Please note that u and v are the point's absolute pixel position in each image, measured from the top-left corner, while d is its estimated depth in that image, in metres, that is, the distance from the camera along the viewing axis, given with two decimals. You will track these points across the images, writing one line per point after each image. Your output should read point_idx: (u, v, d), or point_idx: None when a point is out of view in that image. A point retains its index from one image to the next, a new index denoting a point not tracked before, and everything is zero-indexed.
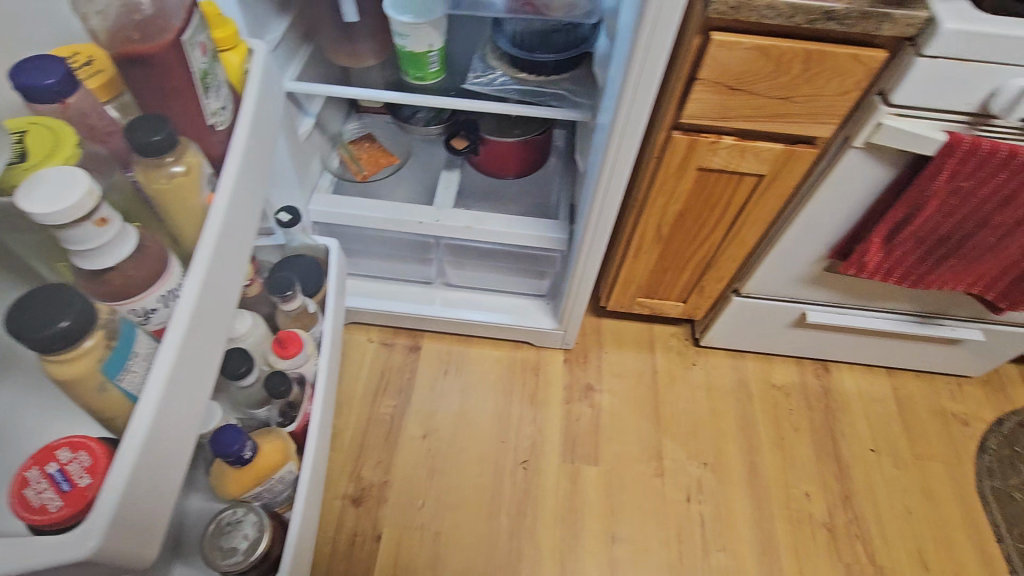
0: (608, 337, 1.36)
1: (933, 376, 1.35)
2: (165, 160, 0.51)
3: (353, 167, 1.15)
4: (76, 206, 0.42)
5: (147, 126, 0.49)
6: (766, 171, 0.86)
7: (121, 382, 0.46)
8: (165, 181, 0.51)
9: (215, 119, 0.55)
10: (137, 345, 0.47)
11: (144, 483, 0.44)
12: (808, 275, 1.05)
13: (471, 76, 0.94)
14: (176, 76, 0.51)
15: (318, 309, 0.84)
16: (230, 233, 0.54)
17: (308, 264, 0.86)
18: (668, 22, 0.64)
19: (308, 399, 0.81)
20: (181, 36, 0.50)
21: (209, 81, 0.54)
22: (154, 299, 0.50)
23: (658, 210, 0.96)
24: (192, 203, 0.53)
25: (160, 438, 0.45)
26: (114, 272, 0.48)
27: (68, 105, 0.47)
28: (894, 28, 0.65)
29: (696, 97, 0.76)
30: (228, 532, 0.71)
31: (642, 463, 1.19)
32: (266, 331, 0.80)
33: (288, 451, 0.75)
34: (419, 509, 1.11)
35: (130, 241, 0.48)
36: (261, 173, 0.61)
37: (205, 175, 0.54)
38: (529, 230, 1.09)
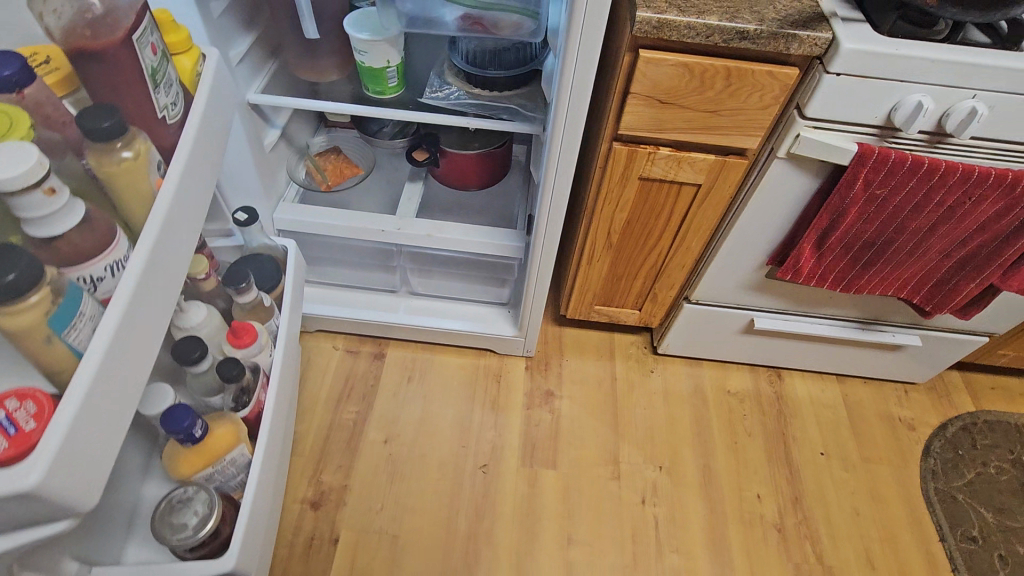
0: (570, 345, 1.40)
1: (881, 383, 1.40)
2: (114, 145, 0.56)
3: (318, 178, 1.19)
4: (29, 171, 0.46)
5: (97, 114, 0.54)
6: (702, 181, 0.92)
7: (66, 338, 0.50)
8: (114, 165, 0.56)
9: (165, 113, 0.61)
10: (81, 306, 0.51)
11: (88, 428, 0.47)
12: (751, 282, 1.10)
13: (429, 91, 0.99)
14: (127, 72, 0.56)
15: (273, 303, 0.89)
16: (179, 213, 0.59)
17: (265, 259, 0.91)
18: (593, 39, 0.71)
19: (261, 386, 0.83)
20: (131, 34, 0.55)
21: (158, 79, 0.59)
22: (101, 267, 0.54)
23: (606, 219, 1.02)
24: (141, 187, 0.58)
25: (105, 388, 0.49)
26: (62, 240, 0.52)
27: (25, 95, 0.51)
28: (802, 47, 0.72)
29: (631, 110, 0.81)
30: (179, 509, 0.74)
31: (600, 466, 1.22)
32: (221, 322, 0.83)
33: (239, 435, 0.78)
34: (377, 513, 1.12)
35: (78, 211, 0.52)
36: (212, 165, 0.66)
37: (154, 161, 0.59)
38: (486, 238, 1.13)
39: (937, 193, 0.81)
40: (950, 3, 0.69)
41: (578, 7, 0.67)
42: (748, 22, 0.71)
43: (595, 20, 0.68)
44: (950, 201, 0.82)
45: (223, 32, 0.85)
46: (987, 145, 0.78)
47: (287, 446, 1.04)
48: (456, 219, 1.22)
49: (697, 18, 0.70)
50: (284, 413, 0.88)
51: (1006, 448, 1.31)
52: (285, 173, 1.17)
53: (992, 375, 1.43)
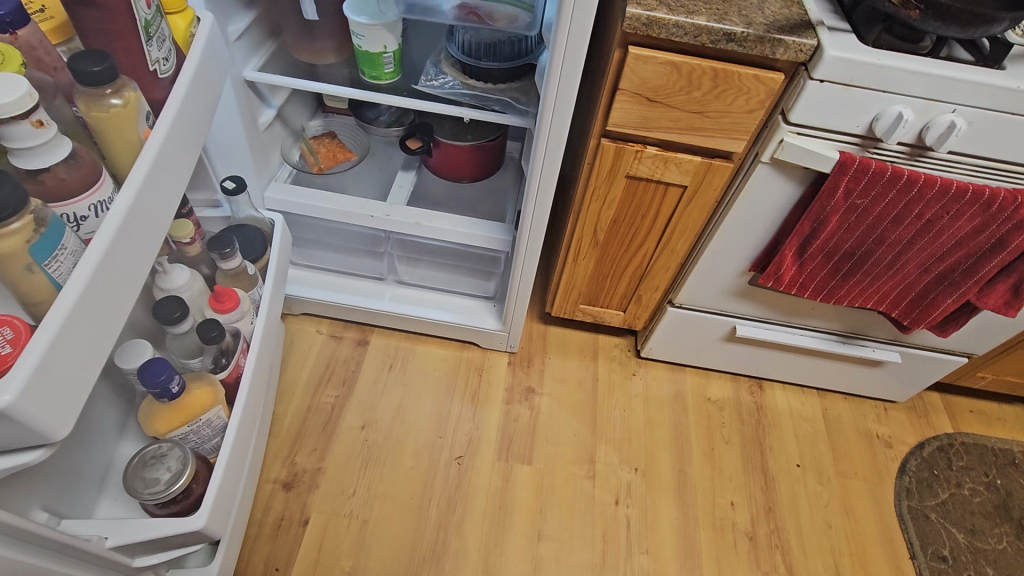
0: (554, 343, 1.40)
1: (861, 400, 1.41)
2: (104, 92, 0.57)
3: (311, 160, 1.21)
4: (16, 102, 0.47)
5: (88, 59, 0.55)
6: (688, 183, 0.93)
7: (46, 268, 0.51)
8: (104, 111, 0.57)
9: (157, 66, 0.63)
10: (63, 239, 0.53)
11: (64, 354, 0.48)
12: (734, 288, 1.11)
13: (423, 79, 1.02)
14: (119, 20, 0.57)
15: (257, 273, 0.89)
16: (166, 162, 0.61)
17: (252, 231, 0.92)
18: (581, 37, 0.72)
19: (241, 351, 0.83)
20: None
21: (151, 31, 0.61)
22: (85, 206, 0.56)
23: (593, 216, 1.03)
24: (129, 134, 0.60)
25: (84, 318, 0.50)
26: (47, 174, 0.53)
27: (18, 36, 0.53)
28: (788, 52, 0.73)
29: (619, 106, 0.83)
30: (152, 464, 0.75)
31: (575, 465, 1.22)
32: (204, 287, 0.84)
33: (218, 397, 0.78)
34: (348, 497, 1.12)
35: (65, 148, 0.53)
36: (201, 122, 0.68)
37: (142, 111, 0.61)
38: (475, 229, 1.15)
39: (916, 206, 0.82)
40: (933, 17, 0.70)
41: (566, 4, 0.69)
42: (735, 24, 0.72)
43: (583, 17, 0.70)
44: (928, 213, 0.83)
45: (222, 9, 0.87)
46: (967, 162, 0.80)
47: (263, 424, 1.04)
48: (446, 210, 1.23)
49: (686, 18, 0.72)
50: (262, 385, 0.89)
51: (981, 471, 1.32)
52: (278, 154, 1.19)
53: (972, 398, 1.43)
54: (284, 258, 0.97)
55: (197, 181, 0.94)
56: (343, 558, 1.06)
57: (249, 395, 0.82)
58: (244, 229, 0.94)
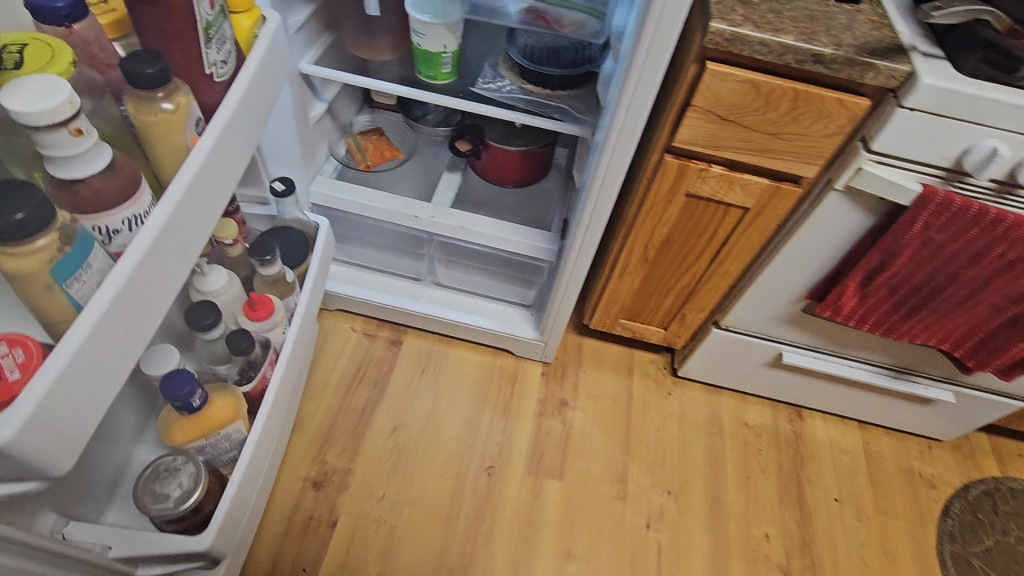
0: (589, 356, 1.37)
1: (904, 436, 1.35)
2: (156, 95, 0.55)
3: (359, 156, 1.20)
4: (55, 109, 0.45)
5: (143, 59, 0.54)
6: (751, 205, 0.90)
7: (67, 289, 0.49)
8: (154, 115, 0.55)
9: (214, 69, 0.61)
10: (89, 257, 0.51)
11: (76, 382, 0.47)
12: (786, 315, 1.07)
13: (481, 82, 0.99)
14: (180, 20, 0.56)
15: (295, 280, 0.88)
16: (208, 176, 0.59)
17: (295, 235, 0.91)
18: (659, 54, 0.69)
19: (268, 363, 0.81)
20: None
21: (212, 33, 0.59)
22: (118, 220, 0.54)
23: (646, 231, 1.00)
24: (176, 139, 0.58)
25: (99, 345, 0.48)
26: (83, 185, 0.51)
27: (73, 31, 0.53)
28: (878, 77, 0.69)
29: (688, 123, 0.80)
30: (164, 478, 0.73)
31: (606, 484, 1.19)
32: (239, 292, 0.82)
33: (239, 410, 0.77)
34: (377, 501, 1.11)
35: (103, 158, 0.52)
36: (251, 132, 0.66)
37: (193, 117, 0.59)
38: (519, 236, 1.13)
39: (998, 245, 0.78)
40: None
41: (649, 18, 0.66)
42: (824, 45, 0.68)
43: (665, 33, 0.67)
44: (1011, 254, 0.78)
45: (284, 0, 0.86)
46: None
47: (288, 424, 1.03)
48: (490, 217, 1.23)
49: (772, 35, 0.68)
50: (285, 398, 0.87)
51: None
52: (325, 148, 1.17)
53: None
54: (325, 261, 0.95)
55: (249, 175, 0.93)
56: (369, 563, 1.05)
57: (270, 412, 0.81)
58: (289, 232, 0.92)
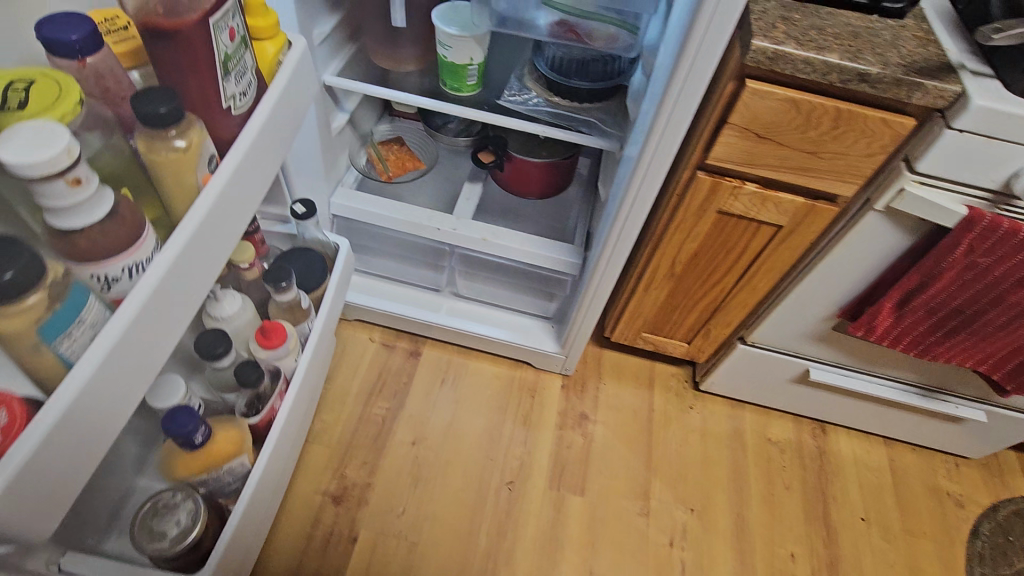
0: (608, 367, 1.36)
1: (931, 453, 1.32)
2: (168, 133, 0.53)
3: (379, 167, 1.18)
4: (50, 161, 0.42)
5: (155, 98, 0.51)
6: (785, 223, 0.88)
7: (57, 347, 0.47)
8: (166, 153, 0.53)
9: (231, 103, 0.59)
10: (83, 312, 0.48)
11: (68, 437, 0.45)
12: (815, 333, 1.04)
13: (507, 94, 0.98)
14: (199, 53, 0.53)
15: (311, 306, 0.86)
16: (219, 216, 0.57)
17: (313, 257, 0.89)
18: (700, 76, 0.68)
19: (277, 394, 0.80)
20: (210, 18, 0.52)
21: (230, 66, 0.57)
22: (118, 268, 0.51)
23: (675, 247, 0.98)
24: (186, 179, 0.55)
25: (85, 409, 0.47)
26: (80, 235, 0.48)
27: (86, 64, 0.49)
28: (926, 97, 0.67)
29: (723, 140, 0.78)
30: (163, 515, 0.72)
31: (628, 500, 1.18)
32: (252, 317, 0.80)
33: (243, 444, 0.76)
34: (398, 516, 1.10)
35: (104, 206, 0.49)
36: (268, 166, 0.64)
37: (206, 155, 0.56)
38: (542, 249, 1.11)
39: None
40: None
41: (692, 40, 0.64)
42: (870, 63, 0.66)
43: (707, 55, 0.65)
44: None
45: (309, 11, 0.85)
46: None
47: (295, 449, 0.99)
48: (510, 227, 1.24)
49: (817, 54, 0.66)
50: (294, 423, 0.86)
51: None
52: (346, 158, 1.16)
53: None
54: (343, 282, 0.93)
55: (272, 194, 0.91)
56: None
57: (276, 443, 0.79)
58: (307, 254, 0.91)
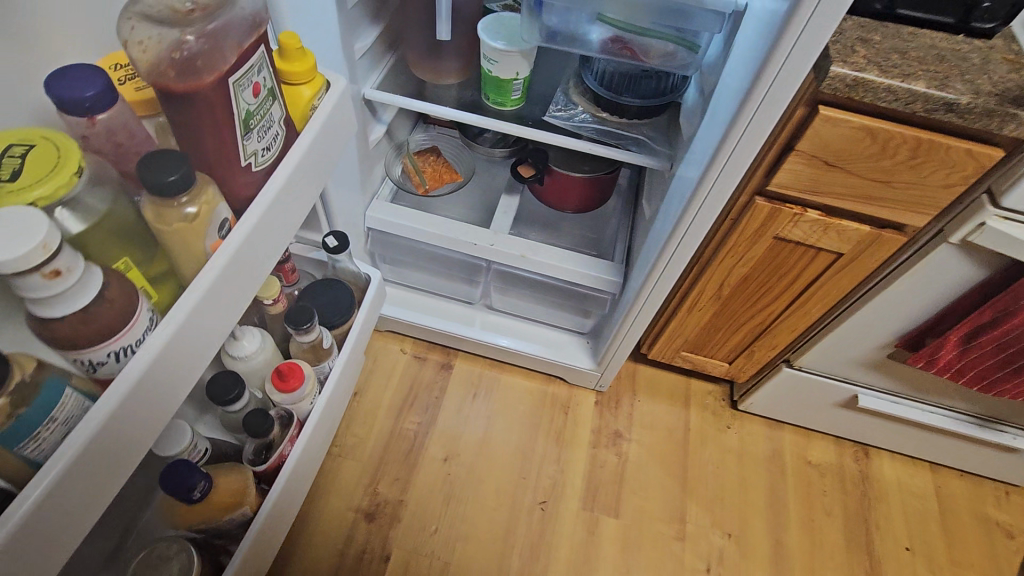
0: (643, 384, 1.32)
1: (979, 480, 1.27)
2: (179, 199, 0.48)
3: (415, 179, 1.14)
4: (21, 259, 0.37)
5: (165, 165, 0.46)
6: (846, 251, 0.83)
7: (21, 451, 0.43)
8: (175, 222, 0.48)
9: (251, 159, 0.53)
10: (56, 407, 0.44)
11: (43, 528, 0.41)
12: (868, 360, 1.00)
13: (552, 109, 0.94)
14: (219, 113, 0.48)
15: (333, 345, 0.76)
16: (233, 275, 0.52)
17: (340, 292, 0.80)
18: (776, 105, 0.64)
19: (288, 440, 0.73)
20: (230, 76, 0.48)
21: (251, 122, 0.52)
22: (105, 353, 0.45)
23: (726, 271, 0.94)
24: (194, 247, 0.50)
25: (61, 502, 0.42)
26: (60, 323, 0.43)
27: (97, 121, 0.46)
28: (1019, 129, 0.61)
29: (787, 167, 0.73)
30: (154, 568, 0.67)
31: (664, 523, 1.15)
32: (273, 354, 0.73)
33: (246, 495, 0.70)
34: (430, 535, 1.09)
35: (88, 296, 0.43)
36: (295, 215, 0.59)
37: (218, 220, 0.51)
38: (581, 267, 1.08)
39: None
40: None
41: (768, 69, 0.61)
42: (959, 92, 0.61)
43: (787, 83, 0.61)
44: None
45: (351, 24, 0.82)
46: None
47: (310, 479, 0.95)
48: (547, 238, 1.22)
49: (901, 82, 0.61)
50: (309, 459, 0.79)
51: None
52: (381, 169, 1.13)
53: None
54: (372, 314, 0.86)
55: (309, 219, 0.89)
56: None
57: (279, 494, 0.72)
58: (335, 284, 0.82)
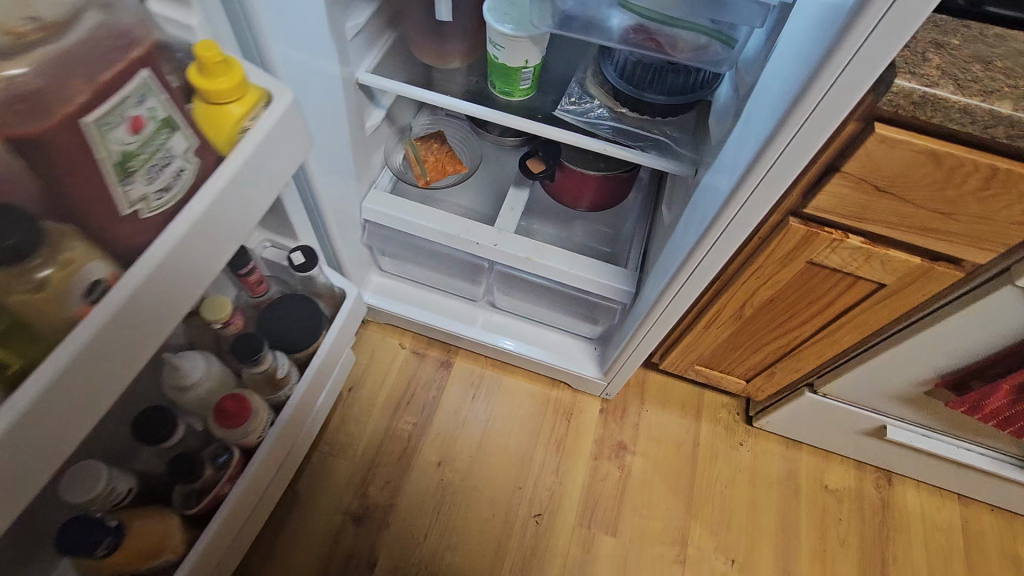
0: (652, 392, 1.25)
1: (1012, 517, 1.18)
2: (30, 263, 0.42)
3: (416, 169, 1.06)
4: None
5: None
6: (890, 282, 0.73)
7: None
8: (24, 291, 0.42)
9: (137, 206, 0.45)
10: None
11: None
12: (901, 394, 0.91)
13: (564, 102, 0.85)
14: (76, 160, 0.41)
15: (290, 371, 0.72)
16: (162, 280, 0.47)
17: (312, 313, 0.74)
18: (829, 121, 0.53)
19: (227, 479, 0.67)
20: (85, 115, 0.40)
21: (131, 165, 0.43)
22: None
23: (749, 292, 0.85)
24: (55, 319, 0.43)
25: None
26: None
27: None
28: None
29: (829, 190, 0.63)
30: None
31: (664, 545, 1.09)
32: (220, 381, 0.68)
33: (169, 541, 0.63)
34: (419, 543, 1.06)
35: None
36: (221, 249, 0.52)
37: (91, 283, 0.45)
38: (592, 275, 0.99)
39: None
40: None
41: (819, 82, 0.50)
42: None
43: (843, 98, 0.51)
44: None
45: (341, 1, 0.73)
46: None
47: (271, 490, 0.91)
48: (557, 233, 1.14)
49: (981, 101, 0.50)
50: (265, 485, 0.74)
51: None
52: (380, 156, 1.06)
53: None
54: (344, 335, 0.82)
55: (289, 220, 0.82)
56: None
57: (216, 533, 0.65)
58: (304, 304, 0.75)
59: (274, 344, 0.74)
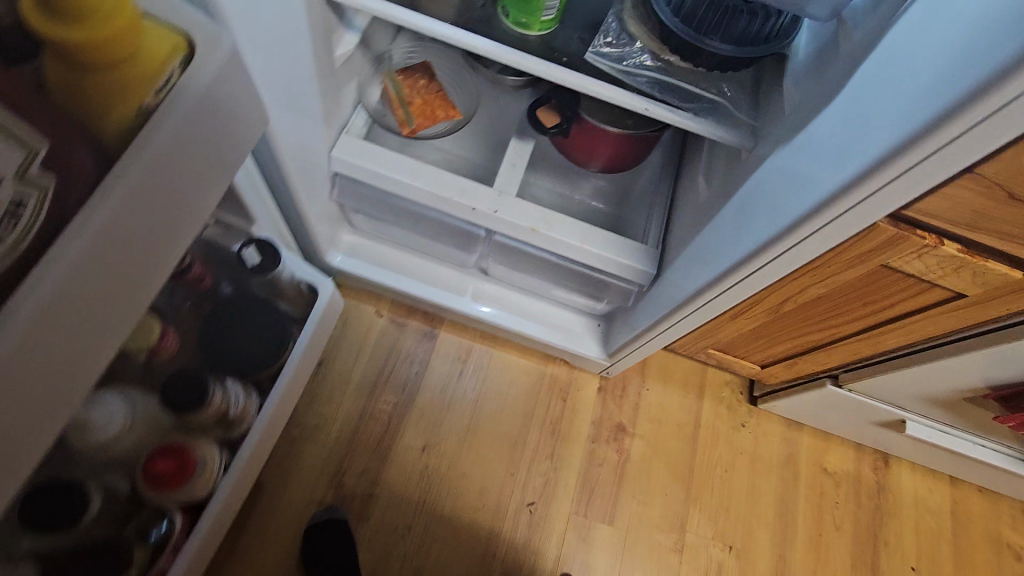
0: (654, 368, 1.16)
1: (998, 496, 1.18)
2: None
3: (397, 113, 0.87)
4: None
5: None
6: (972, 293, 0.62)
7: None
8: None
9: None
10: None
11: None
12: (938, 397, 0.83)
13: (596, 42, 0.66)
14: None
15: (247, 399, 0.70)
16: (32, 352, 0.32)
17: (273, 324, 0.72)
18: (1006, 121, 0.38)
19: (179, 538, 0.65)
20: None
21: None
22: None
23: (796, 289, 0.73)
24: None
25: None
26: None
27: None
28: None
29: (945, 192, 0.49)
30: None
31: (662, 533, 1.04)
32: (152, 425, 0.64)
33: None
34: (402, 536, 0.97)
35: None
36: (123, 285, 0.37)
37: None
38: (607, 252, 0.85)
39: None
40: None
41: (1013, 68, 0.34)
42: None
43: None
44: None
45: None
46: None
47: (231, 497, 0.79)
48: (563, 194, 0.99)
49: None
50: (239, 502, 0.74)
51: None
52: (352, 93, 0.85)
53: None
54: (316, 340, 0.79)
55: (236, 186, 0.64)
56: None
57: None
58: (263, 310, 0.72)
59: (224, 365, 0.70)
